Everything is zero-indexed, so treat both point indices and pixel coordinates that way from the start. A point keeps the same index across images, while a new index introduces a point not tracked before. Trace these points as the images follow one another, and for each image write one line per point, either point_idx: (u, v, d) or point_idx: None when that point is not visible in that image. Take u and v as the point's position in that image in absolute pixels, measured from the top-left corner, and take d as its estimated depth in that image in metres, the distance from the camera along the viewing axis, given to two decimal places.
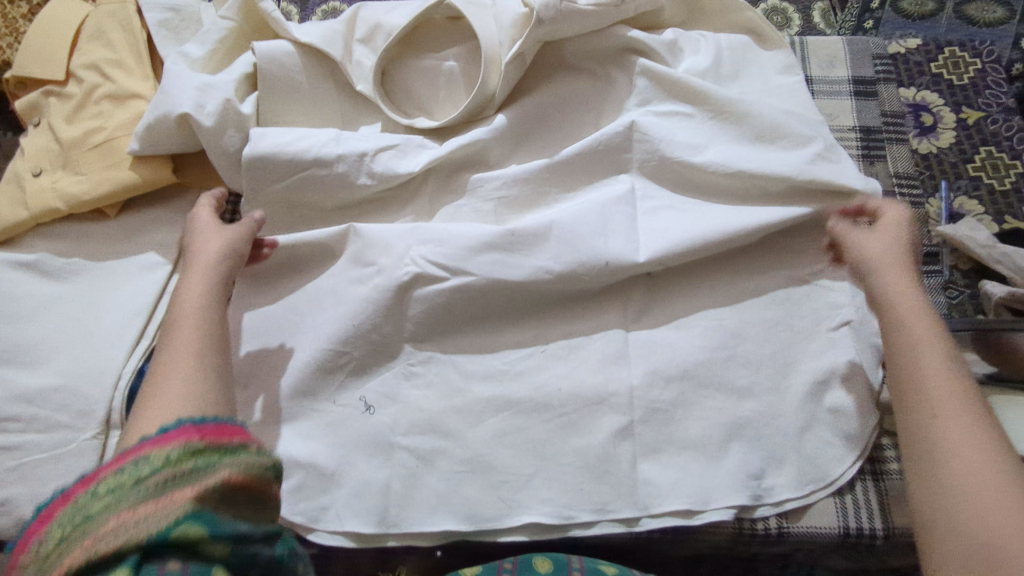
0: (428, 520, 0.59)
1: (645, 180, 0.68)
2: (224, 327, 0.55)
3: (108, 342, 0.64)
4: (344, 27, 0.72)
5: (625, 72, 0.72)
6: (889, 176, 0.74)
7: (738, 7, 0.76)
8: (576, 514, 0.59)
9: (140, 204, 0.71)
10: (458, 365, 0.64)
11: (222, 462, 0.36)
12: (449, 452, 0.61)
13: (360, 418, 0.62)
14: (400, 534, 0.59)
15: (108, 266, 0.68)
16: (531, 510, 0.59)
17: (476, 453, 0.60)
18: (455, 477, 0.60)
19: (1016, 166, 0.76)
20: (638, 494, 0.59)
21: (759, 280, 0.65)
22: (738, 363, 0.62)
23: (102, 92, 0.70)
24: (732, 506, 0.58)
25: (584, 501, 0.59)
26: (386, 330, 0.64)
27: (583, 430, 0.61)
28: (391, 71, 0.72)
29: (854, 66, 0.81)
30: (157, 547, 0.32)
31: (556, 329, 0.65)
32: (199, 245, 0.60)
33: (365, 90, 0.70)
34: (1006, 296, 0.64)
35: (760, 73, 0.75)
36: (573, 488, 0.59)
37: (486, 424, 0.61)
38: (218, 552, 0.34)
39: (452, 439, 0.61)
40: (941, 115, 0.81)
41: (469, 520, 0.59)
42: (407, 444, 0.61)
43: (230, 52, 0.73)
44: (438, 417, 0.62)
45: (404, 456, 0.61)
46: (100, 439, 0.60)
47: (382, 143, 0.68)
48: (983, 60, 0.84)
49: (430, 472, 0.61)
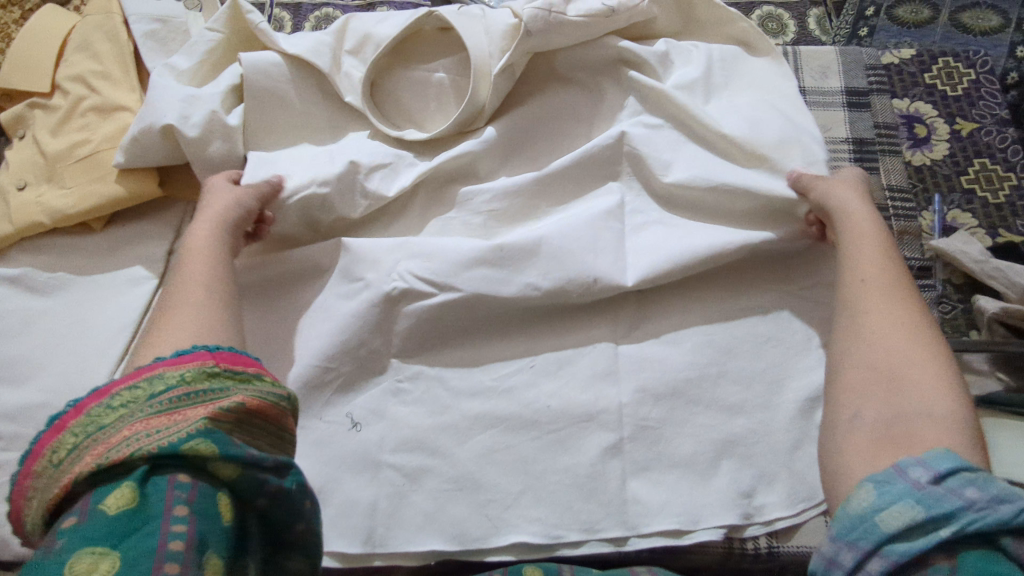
0: (414, 539, 0.58)
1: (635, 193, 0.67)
2: (227, 271, 0.56)
3: (92, 358, 0.63)
4: (332, 39, 0.71)
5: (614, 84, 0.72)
6: (883, 189, 0.73)
7: (732, 17, 0.75)
8: (564, 534, 0.58)
9: (126, 217, 0.71)
10: (445, 380, 0.63)
11: (237, 391, 0.40)
12: (437, 470, 0.59)
13: (346, 435, 0.61)
14: (387, 554, 0.58)
15: (93, 281, 0.67)
16: (519, 529, 0.58)
17: (464, 471, 0.59)
18: (443, 495, 0.59)
19: (1011, 179, 0.76)
20: (628, 513, 0.58)
21: (751, 294, 0.65)
22: (729, 379, 0.61)
23: (88, 104, 0.70)
24: (721, 526, 0.57)
25: (572, 520, 0.58)
26: (374, 346, 0.63)
27: (572, 448, 0.60)
28: (380, 82, 0.72)
29: (846, 77, 0.80)
30: (166, 460, 0.35)
31: (543, 347, 0.64)
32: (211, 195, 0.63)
33: (353, 102, 0.70)
34: (998, 312, 0.64)
35: (755, 83, 0.73)
36: (562, 505, 0.58)
37: (475, 441, 0.60)
38: (226, 474, 0.36)
39: (441, 456, 0.60)
40: (935, 127, 0.80)
41: (456, 540, 0.57)
42: (393, 462, 0.60)
43: (217, 63, 0.72)
44: (425, 435, 0.61)
45: (390, 474, 0.60)
46: None
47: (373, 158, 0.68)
48: (978, 71, 0.83)
49: (417, 490, 0.59)
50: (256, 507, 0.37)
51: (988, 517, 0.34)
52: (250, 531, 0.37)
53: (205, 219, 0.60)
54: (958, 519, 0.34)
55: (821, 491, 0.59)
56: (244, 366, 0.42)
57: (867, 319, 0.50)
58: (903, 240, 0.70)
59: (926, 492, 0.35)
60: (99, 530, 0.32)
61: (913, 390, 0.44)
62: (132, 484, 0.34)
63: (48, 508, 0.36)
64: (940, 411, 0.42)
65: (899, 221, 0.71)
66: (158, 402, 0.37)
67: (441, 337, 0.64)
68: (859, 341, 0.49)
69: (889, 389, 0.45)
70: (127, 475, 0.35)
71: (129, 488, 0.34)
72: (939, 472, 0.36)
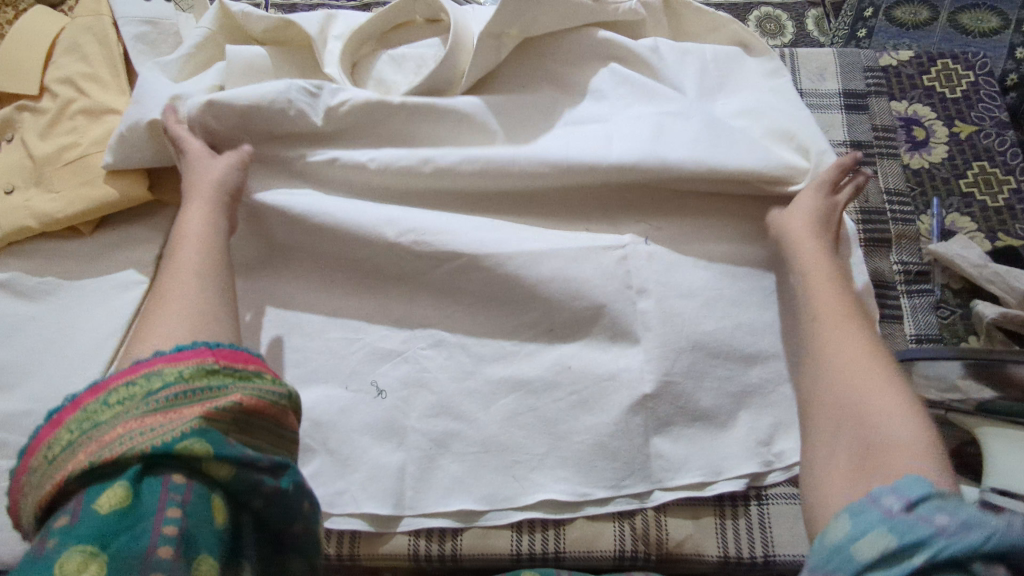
0: (445, 500, 0.58)
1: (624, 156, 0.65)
2: (222, 256, 0.54)
3: (80, 364, 0.62)
4: (322, 20, 0.72)
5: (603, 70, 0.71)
6: (880, 193, 0.72)
7: (724, 21, 0.76)
8: (591, 491, 0.58)
9: (117, 221, 0.70)
10: (437, 387, 0.62)
11: (232, 386, 0.38)
12: (463, 434, 0.60)
13: (373, 403, 0.61)
14: (417, 516, 0.58)
15: (84, 285, 0.66)
16: (548, 488, 0.58)
17: (490, 433, 0.60)
18: (470, 458, 0.59)
19: (1010, 183, 0.75)
20: (651, 467, 0.59)
21: (745, 284, 0.64)
22: (728, 378, 0.61)
23: (77, 106, 0.69)
24: (744, 476, 0.59)
25: (599, 478, 0.58)
26: (373, 350, 0.63)
27: (596, 408, 0.60)
28: (363, 64, 0.73)
29: (844, 79, 0.80)
30: (160, 459, 0.34)
31: (533, 331, 0.63)
32: (194, 175, 0.60)
33: (332, 74, 0.68)
34: (997, 317, 0.64)
35: (748, 81, 0.74)
36: (587, 467, 0.58)
37: (499, 406, 0.60)
38: (220, 474, 0.35)
39: (465, 421, 0.60)
40: (933, 130, 0.79)
41: (486, 500, 0.58)
42: (419, 427, 0.60)
43: (207, 61, 0.72)
44: (451, 401, 0.61)
45: (417, 438, 0.60)
46: None
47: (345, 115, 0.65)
48: (977, 73, 0.82)
49: (445, 454, 0.59)
50: (251, 509, 0.37)
51: (958, 541, 0.33)
52: (244, 531, 0.37)
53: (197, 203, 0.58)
54: (929, 546, 0.33)
55: None
56: (242, 365, 0.40)
57: (828, 354, 0.50)
58: (902, 243, 0.70)
59: (898, 520, 0.35)
60: (89, 530, 0.32)
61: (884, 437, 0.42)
62: (124, 483, 0.33)
63: (37, 505, 0.34)
64: (904, 436, 0.41)
65: (897, 224, 0.70)
66: (154, 399, 0.36)
67: (436, 339, 0.63)
68: (827, 396, 0.48)
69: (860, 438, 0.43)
70: (121, 473, 0.34)
71: (122, 487, 0.33)
72: (913, 500, 0.36)
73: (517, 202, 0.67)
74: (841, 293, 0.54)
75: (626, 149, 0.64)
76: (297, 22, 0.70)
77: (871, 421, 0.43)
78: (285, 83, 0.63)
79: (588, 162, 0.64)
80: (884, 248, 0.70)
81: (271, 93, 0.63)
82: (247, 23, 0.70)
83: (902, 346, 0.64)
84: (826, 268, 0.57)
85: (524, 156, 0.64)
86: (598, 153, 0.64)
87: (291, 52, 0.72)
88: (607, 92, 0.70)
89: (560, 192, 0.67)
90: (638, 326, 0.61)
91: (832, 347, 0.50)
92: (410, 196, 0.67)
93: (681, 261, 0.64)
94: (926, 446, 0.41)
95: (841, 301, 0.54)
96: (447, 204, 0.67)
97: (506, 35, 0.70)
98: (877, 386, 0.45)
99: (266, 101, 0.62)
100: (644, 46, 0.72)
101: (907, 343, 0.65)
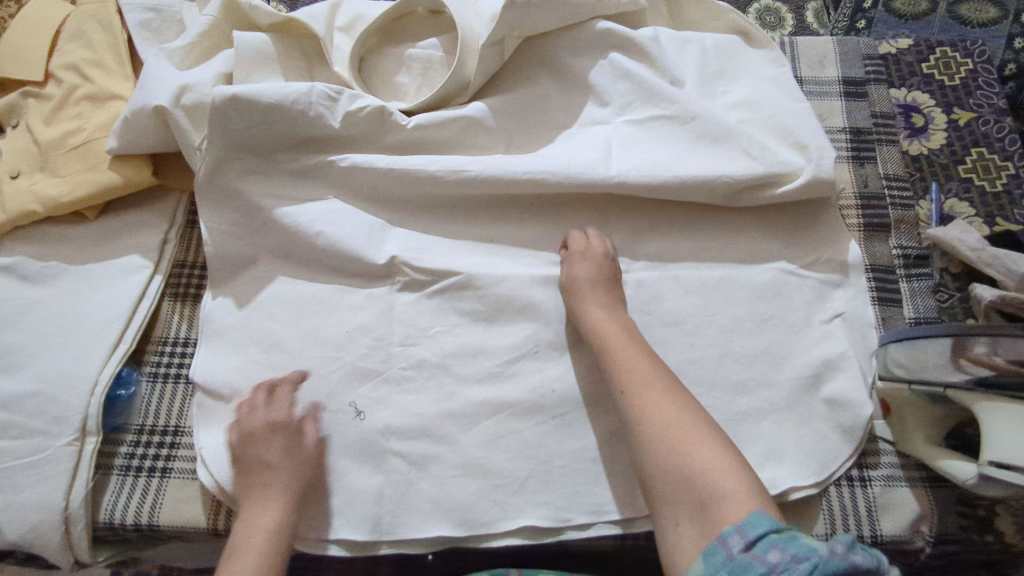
0: (422, 526, 0.57)
1: (625, 151, 0.68)
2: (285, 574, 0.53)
3: (86, 347, 0.63)
4: (327, 11, 0.73)
5: (604, 60, 0.72)
6: (879, 178, 0.73)
7: (723, 10, 0.78)
8: (573, 516, 0.58)
9: (120, 206, 0.70)
10: (448, 369, 0.62)
11: None
12: (442, 457, 0.59)
13: (351, 423, 0.60)
14: (394, 541, 0.57)
15: (89, 269, 0.67)
16: (527, 513, 0.58)
17: (470, 457, 0.59)
18: (449, 481, 0.58)
19: (1008, 168, 0.75)
20: None
21: (746, 271, 0.66)
22: (733, 358, 0.62)
23: (81, 92, 0.70)
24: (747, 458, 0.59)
25: (588, 481, 0.58)
26: (378, 333, 0.63)
27: (580, 431, 0.60)
28: (370, 58, 0.74)
29: (843, 66, 0.80)
30: None
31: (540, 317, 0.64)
32: (269, 450, 0.57)
33: (343, 73, 0.71)
34: (995, 300, 0.64)
35: (746, 70, 0.75)
36: (583, 466, 0.59)
37: (479, 428, 0.60)
38: None
39: (446, 443, 0.59)
40: (932, 116, 0.79)
41: (464, 525, 0.57)
42: (400, 450, 0.59)
43: (211, 48, 0.73)
44: (431, 423, 0.60)
45: (397, 462, 0.59)
46: (76, 446, 0.59)
47: (358, 121, 0.66)
48: (975, 60, 0.83)
49: (424, 477, 0.59)
50: None
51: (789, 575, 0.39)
52: None
53: (274, 487, 0.55)
54: None
55: (831, 463, 0.59)
56: None
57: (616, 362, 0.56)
58: (901, 228, 0.71)
59: (738, 561, 0.41)
60: None
61: (702, 477, 0.47)
62: None
63: None
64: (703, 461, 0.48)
65: (896, 209, 0.71)
66: None
67: (439, 322, 0.64)
68: (634, 419, 0.52)
69: (669, 467, 0.49)
70: None
71: None
72: (752, 537, 0.42)
73: (512, 200, 0.68)
74: (618, 324, 0.58)
75: (624, 165, 0.66)
76: (303, 15, 0.71)
77: (656, 449, 0.50)
78: (305, 83, 0.64)
79: (589, 179, 0.65)
80: (884, 233, 0.70)
81: (293, 94, 0.63)
82: (253, 13, 0.71)
83: (899, 327, 0.66)
84: (607, 290, 0.61)
85: (530, 161, 0.66)
86: (596, 167, 0.66)
87: (295, 42, 0.73)
88: (611, 92, 0.71)
89: (562, 200, 0.69)
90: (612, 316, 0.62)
91: (621, 356, 0.56)
92: (410, 204, 0.68)
93: (671, 282, 0.65)
94: (738, 477, 0.47)
95: (628, 345, 0.56)
96: (450, 207, 0.68)
97: (508, 36, 0.71)
98: (667, 402, 0.52)
99: (290, 101, 0.63)
100: (645, 35, 0.72)
101: (905, 324, 0.66)
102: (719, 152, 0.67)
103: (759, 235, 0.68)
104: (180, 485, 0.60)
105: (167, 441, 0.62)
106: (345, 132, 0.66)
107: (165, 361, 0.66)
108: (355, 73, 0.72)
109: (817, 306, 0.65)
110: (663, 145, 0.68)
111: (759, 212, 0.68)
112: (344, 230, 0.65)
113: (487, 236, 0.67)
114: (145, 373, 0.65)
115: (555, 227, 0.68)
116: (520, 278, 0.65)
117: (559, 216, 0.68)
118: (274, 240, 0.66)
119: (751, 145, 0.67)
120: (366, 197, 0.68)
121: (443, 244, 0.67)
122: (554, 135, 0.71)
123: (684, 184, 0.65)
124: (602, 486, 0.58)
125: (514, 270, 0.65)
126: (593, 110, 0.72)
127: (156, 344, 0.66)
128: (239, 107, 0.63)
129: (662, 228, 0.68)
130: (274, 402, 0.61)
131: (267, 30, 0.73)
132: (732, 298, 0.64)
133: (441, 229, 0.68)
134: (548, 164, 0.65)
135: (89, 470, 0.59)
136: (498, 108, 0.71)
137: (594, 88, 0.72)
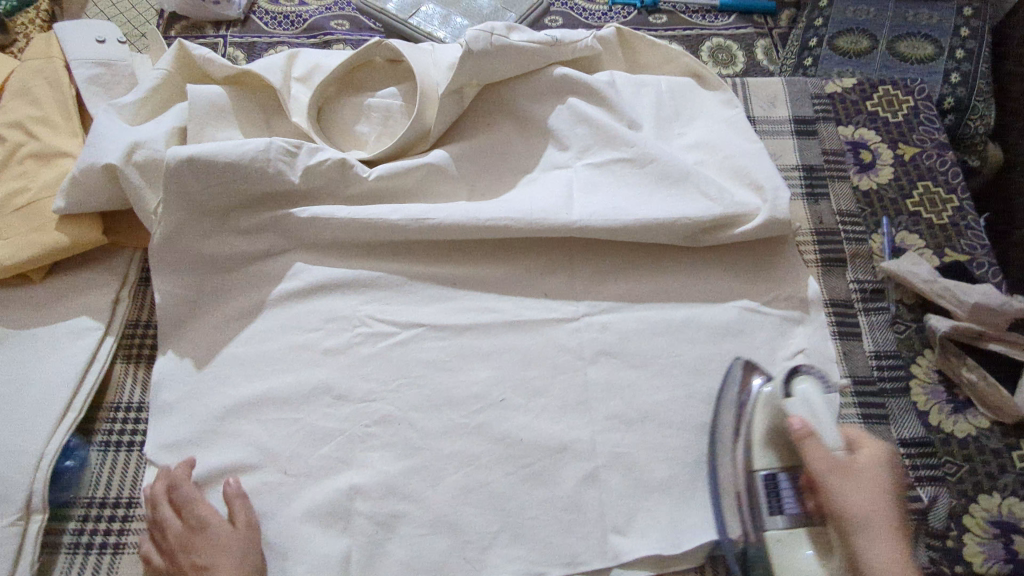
0: None
1: (587, 195, 0.68)
2: None
3: (30, 418, 0.59)
4: (283, 63, 0.73)
5: (563, 105, 0.73)
6: (834, 214, 0.76)
7: (676, 54, 0.80)
8: (547, 570, 0.56)
9: (68, 267, 0.68)
10: (414, 423, 0.60)
11: None
12: (411, 515, 0.57)
13: (317, 484, 0.58)
14: None
15: (34, 334, 0.64)
16: (500, 570, 0.56)
17: (439, 513, 0.57)
18: (419, 540, 0.57)
19: (952, 201, 0.78)
20: (624, 503, 0.58)
21: (709, 310, 0.66)
22: (700, 399, 0.62)
23: (26, 150, 0.68)
24: (719, 502, 0.59)
25: (560, 533, 0.57)
26: (341, 389, 0.61)
27: (549, 481, 0.59)
28: (328, 107, 0.74)
29: (793, 105, 0.85)
30: None
31: (508, 363, 0.63)
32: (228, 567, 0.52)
33: (301, 123, 0.71)
34: (950, 330, 0.68)
35: (700, 112, 0.77)
36: (555, 518, 0.58)
37: (449, 482, 0.58)
38: None
39: (413, 501, 0.58)
40: (880, 152, 0.82)
41: None
42: (364, 510, 0.57)
43: (165, 101, 0.72)
44: (397, 480, 0.58)
45: (362, 522, 0.57)
46: (21, 525, 0.55)
47: (320, 173, 0.65)
48: (916, 98, 0.86)
49: (392, 538, 0.57)
50: None
51: None
52: None
53: None
54: None
55: None
56: None
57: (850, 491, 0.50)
58: (856, 261, 0.73)
59: None
60: None
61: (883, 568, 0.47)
62: None
63: None
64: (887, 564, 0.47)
65: (851, 243, 0.74)
66: None
67: (402, 374, 0.62)
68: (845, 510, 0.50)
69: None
70: None
71: None
72: None
73: (477, 246, 0.68)
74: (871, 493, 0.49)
75: (587, 210, 0.66)
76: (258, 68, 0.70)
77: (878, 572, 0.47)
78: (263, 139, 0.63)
79: (552, 224, 0.65)
80: (840, 267, 0.73)
81: (250, 151, 0.62)
82: (207, 67, 0.70)
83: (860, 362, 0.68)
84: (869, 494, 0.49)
85: (492, 207, 0.65)
86: (558, 212, 0.66)
87: (252, 95, 0.72)
88: (570, 137, 0.72)
89: (526, 244, 0.69)
90: (536, 444, 0.60)
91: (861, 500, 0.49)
92: (373, 254, 0.67)
93: (638, 325, 0.65)
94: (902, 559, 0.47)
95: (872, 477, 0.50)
96: (413, 257, 0.67)
97: (468, 84, 0.72)
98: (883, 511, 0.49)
99: (248, 159, 0.62)
100: (601, 81, 0.74)
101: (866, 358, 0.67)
102: (679, 195, 0.68)
103: (720, 273, 0.69)
104: (134, 561, 0.57)
105: (120, 514, 0.59)
106: (305, 186, 0.65)
107: (117, 429, 0.63)
108: (313, 123, 0.71)
109: (779, 343, 0.66)
110: (625, 189, 0.69)
111: (719, 251, 0.70)
112: (313, 285, 0.65)
113: (449, 283, 0.67)
114: (94, 443, 0.62)
115: (522, 270, 0.68)
116: (484, 327, 0.65)
117: (524, 260, 0.68)
118: (237, 300, 0.66)
119: (710, 187, 0.68)
120: (328, 249, 0.67)
121: (406, 293, 0.66)
122: (515, 180, 0.72)
123: (645, 228, 0.65)
124: (573, 537, 0.57)
125: (480, 318, 0.65)
126: (553, 154, 0.72)
127: (107, 411, 0.64)
128: (195, 168, 0.61)
129: (627, 273, 0.68)
130: (234, 466, 0.59)
131: (222, 83, 0.72)
132: (697, 338, 0.65)
133: (402, 280, 0.66)
134: (511, 211, 0.65)
135: (34, 552, 0.55)
136: (459, 155, 0.71)
137: (554, 132, 0.73)
